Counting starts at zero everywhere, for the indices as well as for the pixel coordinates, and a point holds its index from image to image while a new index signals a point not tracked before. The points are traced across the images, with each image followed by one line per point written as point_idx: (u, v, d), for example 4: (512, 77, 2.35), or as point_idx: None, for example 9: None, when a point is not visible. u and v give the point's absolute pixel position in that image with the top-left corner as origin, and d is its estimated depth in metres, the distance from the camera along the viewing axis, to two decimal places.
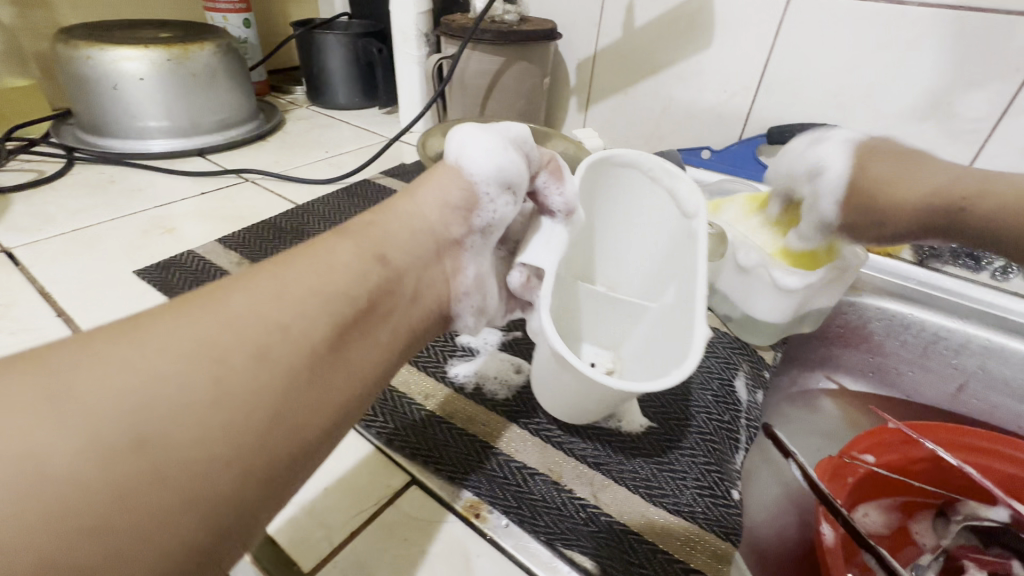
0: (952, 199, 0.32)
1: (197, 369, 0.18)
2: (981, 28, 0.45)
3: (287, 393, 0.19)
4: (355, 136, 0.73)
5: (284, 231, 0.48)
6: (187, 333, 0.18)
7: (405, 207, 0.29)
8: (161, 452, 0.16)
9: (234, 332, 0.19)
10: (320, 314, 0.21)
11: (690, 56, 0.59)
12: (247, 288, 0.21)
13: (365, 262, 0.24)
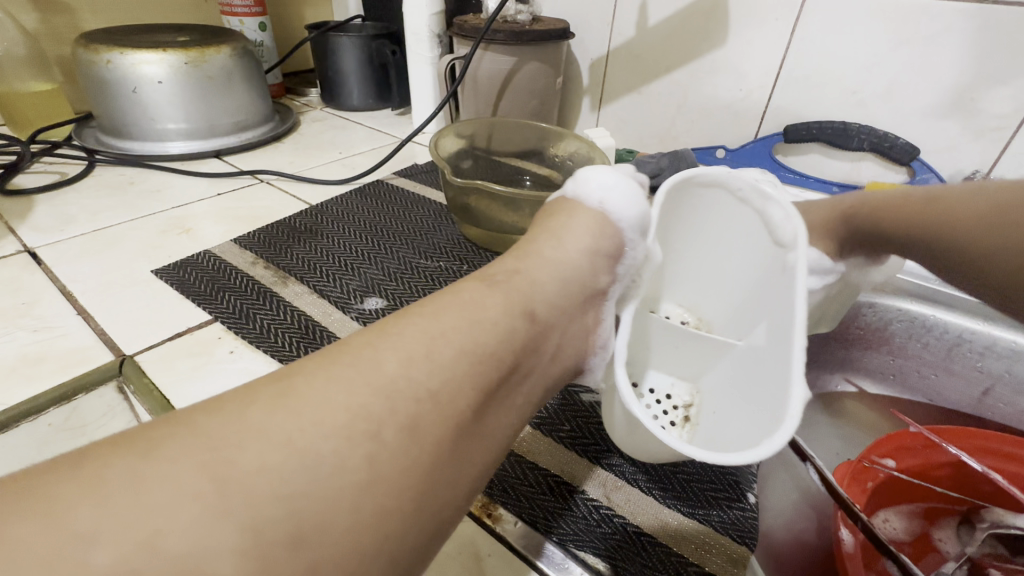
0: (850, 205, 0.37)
1: (351, 445, 0.17)
2: (1006, 22, 0.43)
3: (432, 470, 0.18)
4: (369, 137, 0.74)
5: (298, 231, 0.49)
6: (341, 402, 0.18)
7: (555, 255, 0.28)
8: (315, 544, 0.15)
9: (386, 400, 0.18)
10: (464, 379, 0.20)
11: (705, 53, 0.59)
12: (395, 347, 0.20)
13: (514, 315, 0.24)
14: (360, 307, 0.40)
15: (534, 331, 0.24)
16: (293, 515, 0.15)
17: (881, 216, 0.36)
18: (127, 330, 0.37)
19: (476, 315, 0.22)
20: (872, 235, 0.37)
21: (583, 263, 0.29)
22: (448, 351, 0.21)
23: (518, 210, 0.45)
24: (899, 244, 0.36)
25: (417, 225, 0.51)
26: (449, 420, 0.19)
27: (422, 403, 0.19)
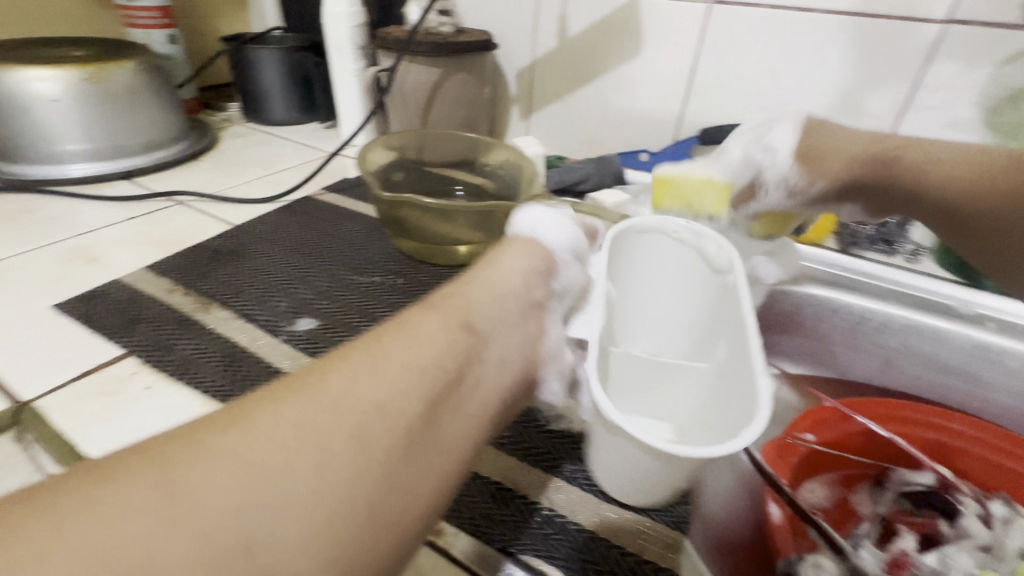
0: (879, 154, 0.38)
1: (304, 453, 0.17)
2: (878, 32, 0.49)
3: (386, 475, 0.19)
4: (296, 152, 0.71)
5: (220, 254, 0.46)
6: (291, 417, 0.18)
7: (489, 275, 0.30)
8: (272, 552, 0.15)
9: (337, 411, 0.19)
10: (412, 390, 0.21)
11: (623, 62, 0.62)
12: (344, 366, 0.21)
13: (450, 330, 0.24)
14: (291, 329, 0.39)
15: (469, 340, 0.25)
16: (241, 525, 0.15)
17: (899, 174, 0.38)
18: (25, 373, 0.34)
19: (414, 338, 0.23)
20: (879, 194, 0.39)
21: (520, 283, 0.30)
22: (398, 362, 0.21)
23: (453, 220, 0.46)
24: (904, 204, 0.39)
25: (347, 240, 0.50)
26: (400, 427, 0.20)
27: (373, 411, 0.19)
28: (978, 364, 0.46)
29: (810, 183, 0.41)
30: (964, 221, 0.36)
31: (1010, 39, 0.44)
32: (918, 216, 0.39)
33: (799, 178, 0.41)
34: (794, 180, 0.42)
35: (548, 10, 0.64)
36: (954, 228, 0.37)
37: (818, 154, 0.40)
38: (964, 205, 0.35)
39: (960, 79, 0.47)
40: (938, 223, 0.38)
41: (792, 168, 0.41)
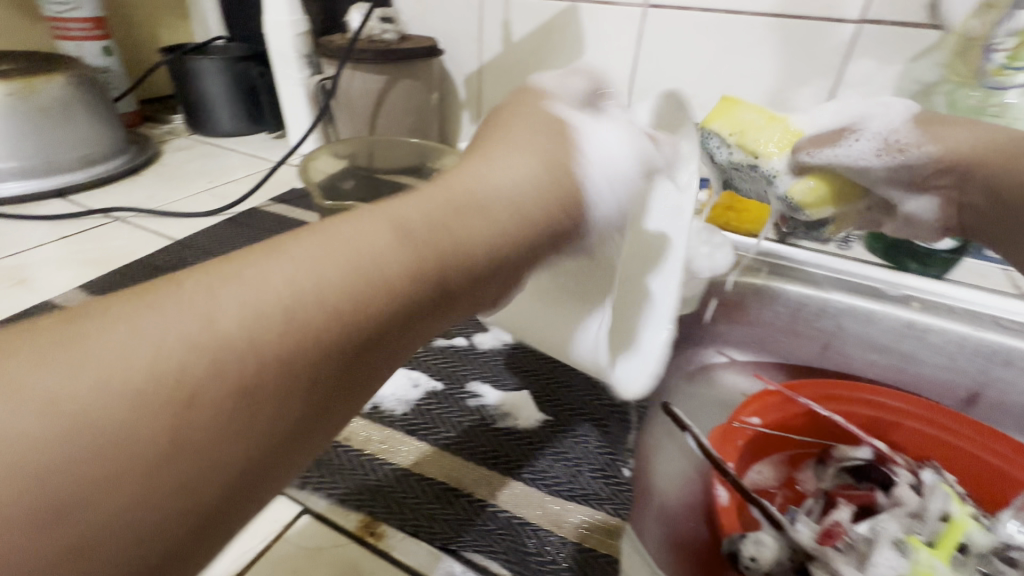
0: (1012, 151, 0.33)
1: (148, 403, 0.14)
2: (801, 33, 0.51)
3: (262, 435, 0.15)
4: (243, 163, 0.70)
5: (160, 270, 0.45)
6: (144, 351, 0.14)
7: (506, 152, 0.25)
8: (94, 520, 0.13)
9: (209, 351, 0.15)
10: (320, 333, 0.16)
11: (567, 65, 0.63)
12: (238, 286, 0.16)
13: (404, 246, 0.19)
14: None
15: (415, 268, 0.19)
16: (60, 475, 0.13)
17: (1000, 166, 0.33)
18: None
19: (352, 257, 0.18)
20: (961, 179, 0.35)
21: (511, 196, 0.24)
22: (313, 288, 0.17)
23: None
24: (987, 196, 0.34)
25: None
26: (296, 378, 0.16)
27: (256, 360, 0.15)
28: (906, 341, 0.49)
29: (917, 144, 0.35)
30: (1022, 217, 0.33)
31: (917, 37, 0.47)
32: (981, 206, 0.35)
33: (904, 138, 0.36)
34: (898, 140, 0.35)
35: (492, 16, 0.64)
36: (993, 218, 0.34)
37: (947, 126, 0.35)
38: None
39: (877, 75, 0.50)
40: (990, 215, 0.35)
41: (880, 143, 0.35)
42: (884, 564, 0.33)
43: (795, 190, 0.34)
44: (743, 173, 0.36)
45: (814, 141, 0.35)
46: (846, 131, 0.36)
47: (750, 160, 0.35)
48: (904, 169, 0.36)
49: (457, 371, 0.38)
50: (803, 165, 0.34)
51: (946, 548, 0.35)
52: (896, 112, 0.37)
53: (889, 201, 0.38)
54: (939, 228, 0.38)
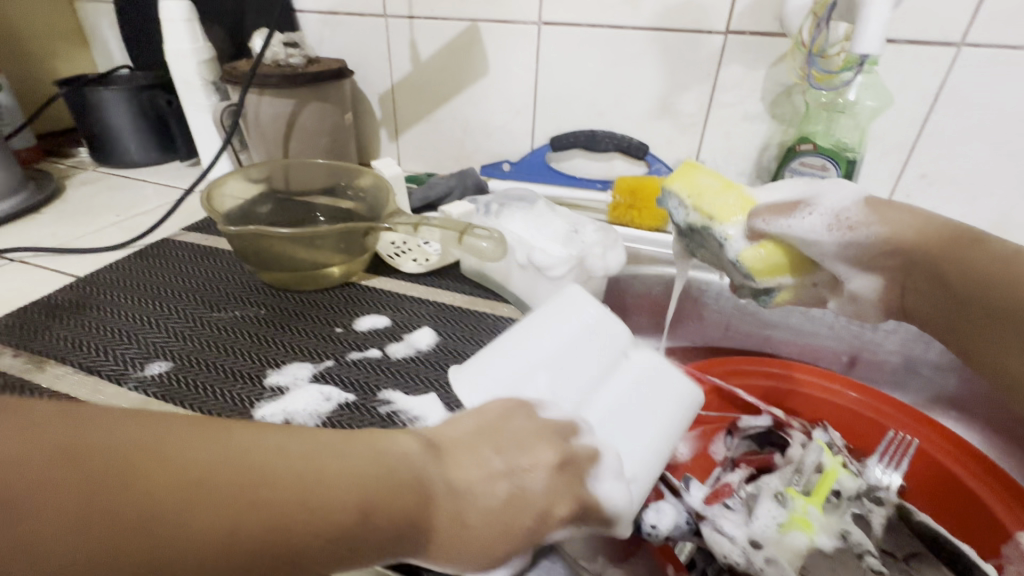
0: (952, 238, 0.34)
1: (173, 546, 0.16)
2: (678, 44, 0.56)
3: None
4: (155, 193, 0.68)
5: (61, 308, 0.44)
6: (195, 504, 0.17)
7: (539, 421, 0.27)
8: None
9: (244, 511, 0.17)
10: (337, 530, 0.19)
11: (474, 82, 0.66)
12: (289, 455, 0.19)
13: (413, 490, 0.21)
14: (140, 375, 0.38)
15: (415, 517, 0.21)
16: (98, 532, 0.15)
17: (954, 254, 0.33)
18: None
19: (392, 475, 0.21)
20: (904, 269, 0.35)
21: (543, 461, 0.25)
22: (346, 511, 0.19)
23: (321, 245, 0.47)
24: (934, 284, 0.34)
25: (207, 278, 0.50)
26: (285, 560, 0.18)
27: (277, 530, 0.17)
28: (791, 316, 0.54)
29: (866, 223, 0.35)
30: (986, 309, 0.32)
31: (773, 44, 0.53)
32: (933, 299, 0.35)
33: (851, 214, 0.36)
34: (849, 219, 0.35)
35: (397, 36, 0.66)
36: (958, 303, 0.33)
37: (893, 219, 0.35)
38: (1007, 298, 0.31)
39: (746, 79, 0.55)
40: (938, 299, 0.34)
41: (835, 219, 0.35)
42: (765, 516, 0.37)
43: (745, 256, 0.35)
44: (698, 233, 0.37)
45: (788, 213, 0.35)
46: (801, 204, 0.35)
47: (704, 221, 0.36)
48: (870, 253, 0.36)
49: (367, 380, 0.39)
50: (758, 231, 0.35)
51: (820, 495, 0.39)
52: (847, 195, 0.36)
53: (838, 278, 0.37)
54: (881, 307, 0.38)
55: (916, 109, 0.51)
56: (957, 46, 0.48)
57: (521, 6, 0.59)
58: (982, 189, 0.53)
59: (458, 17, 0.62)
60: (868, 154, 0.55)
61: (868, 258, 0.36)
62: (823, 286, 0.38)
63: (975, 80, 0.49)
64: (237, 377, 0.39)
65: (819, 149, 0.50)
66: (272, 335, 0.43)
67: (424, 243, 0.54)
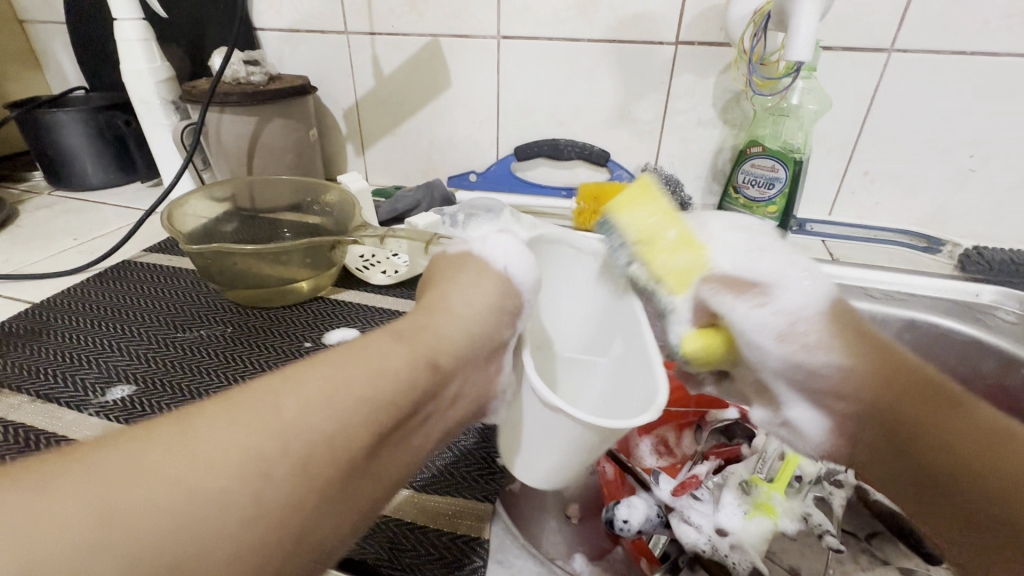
0: (922, 386, 0.26)
1: (265, 451, 0.18)
2: (632, 54, 0.58)
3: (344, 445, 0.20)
4: (114, 214, 0.67)
5: (16, 336, 0.43)
6: (252, 426, 0.19)
7: (457, 290, 0.30)
8: (227, 531, 0.17)
9: (296, 406, 0.20)
10: (371, 379, 0.22)
11: (437, 95, 0.67)
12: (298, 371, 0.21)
13: (417, 366, 0.24)
14: (103, 401, 0.37)
15: (434, 380, 0.24)
16: (191, 474, 0.17)
17: (928, 418, 0.25)
18: None
19: (369, 346, 0.23)
20: (869, 421, 0.28)
21: (478, 296, 0.30)
22: (373, 376, 0.22)
23: (288, 261, 0.47)
24: (893, 442, 0.27)
25: (170, 298, 0.49)
26: (357, 412, 0.21)
27: (328, 404, 0.20)
28: None
29: (826, 345, 0.28)
30: (948, 499, 0.25)
31: (720, 54, 0.56)
32: (883, 450, 0.28)
33: (809, 328, 0.29)
34: (804, 330, 0.29)
35: (359, 52, 0.67)
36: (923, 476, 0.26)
37: (863, 350, 0.28)
38: (978, 498, 0.24)
39: (697, 87, 0.58)
40: (895, 464, 0.27)
41: (790, 325, 0.29)
42: (731, 505, 0.38)
43: (682, 339, 0.31)
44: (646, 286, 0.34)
45: (737, 302, 0.30)
46: (750, 291, 0.30)
47: (648, 280, 0.34)
48: (816, 380, 0.29)
49: None
50: (704, 305, 0.31)
51: (782, 481, 0.40)
52: (813, 292, 0.29)
53: (775, 398, 0.32)
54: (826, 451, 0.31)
55: (855, 111, 0.55)
56: (887, 52, 0.51)
57: (479, 21, 0.61)
58: (919, 184, 0.57)
59: (418, 33, 0.63)
60: (814, 154, 0.58)
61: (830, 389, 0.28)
62: (756, 388, 0.33)
63: (906, 82, 0.52)
64: (203, 396, 0.38)
65: (768, 151, 0.53)
66: (240, 353, 0.43)
67: (393, 255, 0.52)
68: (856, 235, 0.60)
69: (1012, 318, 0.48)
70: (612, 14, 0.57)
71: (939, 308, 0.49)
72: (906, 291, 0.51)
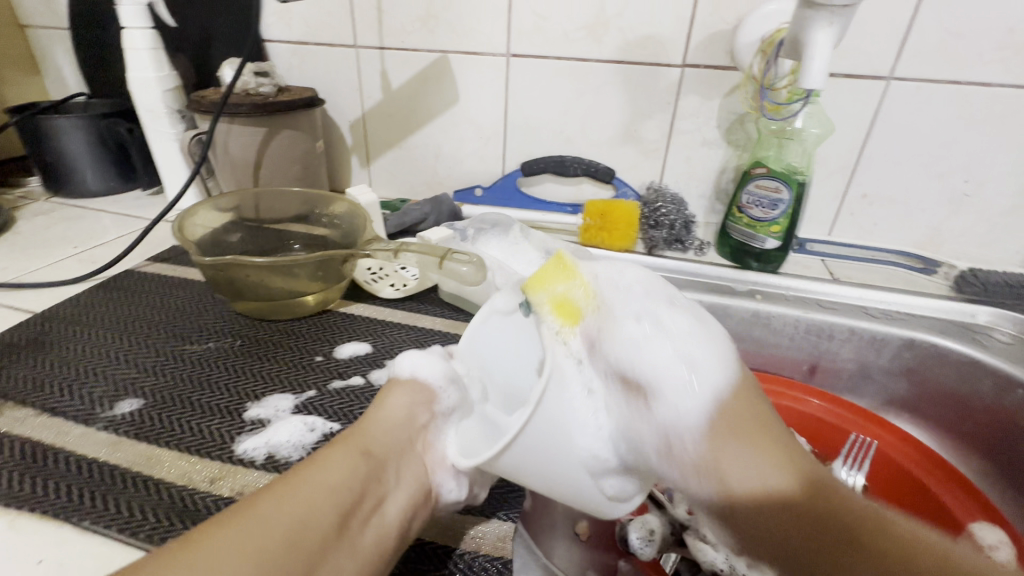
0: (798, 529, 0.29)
1: (243, 557, 0.22)
2: (640, 75, 0.59)
3: (312, 540, 0.24)
4: (114, 222, 0.66)
5: (19, 347, 0.42)
6: (230, 541, 0.23)
7: (374, 411, 0.32)
8: None
9: (266, 519, 0.24)
10: (324, 485, 0.27)
11: (445, 109, 0.67)
12: (267, 495, 0.25)
13: (354, 458, 0.29)
14: (109, 415, 0.36)
15: (371, 469, 0.29)
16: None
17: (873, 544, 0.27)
18: None
19: (317, 460, 0.28)
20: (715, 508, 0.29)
21: (395, 400, 0.33)
22: (323, 483, 0.27)
23: (298, 273, 0.46)
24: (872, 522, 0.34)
25: (174, 311, 0.48)
26: (314, 514, 0.25)
27: (290, 513, 0.24)
28: (757, 327, 0.54)
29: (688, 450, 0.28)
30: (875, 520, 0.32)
31: (725, 77, 0.57)
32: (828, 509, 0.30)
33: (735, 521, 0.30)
34: (682, 447, 0.28)
35: (368, 66, 0.67)
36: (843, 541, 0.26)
37: (738, 447, 0.28)
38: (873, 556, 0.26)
39: (702, 108, 0.59)
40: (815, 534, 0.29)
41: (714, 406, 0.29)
42: None
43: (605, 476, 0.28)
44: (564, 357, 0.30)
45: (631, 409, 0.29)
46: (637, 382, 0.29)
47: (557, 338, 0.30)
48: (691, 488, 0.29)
49: (352, 409, 0.39)
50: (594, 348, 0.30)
51: None
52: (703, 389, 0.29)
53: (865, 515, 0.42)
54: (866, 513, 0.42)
55: (854, 135, 0.56)
56: (886, 79, 0.53)
57: (489, 38, 0.62)
58: (915, 206, 0.58)
59: (428, 48, 0.64)
60: (815, 176, 0.60)
61: (676, 488, 0.29)
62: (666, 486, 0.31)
63: (904, 109, 0.54)
64: (214, 411, 0.37)
65: (772, 173, 0.54)
66: (249, 367, 0.42)
67: (401, 268, 0.54)
68: (854, 255, 0.61)
69: (1007, 338, 0.50)
70: (620, 36, 0.58)
71: (938, 327, 0.50)
72: (904, 311, 0.53)
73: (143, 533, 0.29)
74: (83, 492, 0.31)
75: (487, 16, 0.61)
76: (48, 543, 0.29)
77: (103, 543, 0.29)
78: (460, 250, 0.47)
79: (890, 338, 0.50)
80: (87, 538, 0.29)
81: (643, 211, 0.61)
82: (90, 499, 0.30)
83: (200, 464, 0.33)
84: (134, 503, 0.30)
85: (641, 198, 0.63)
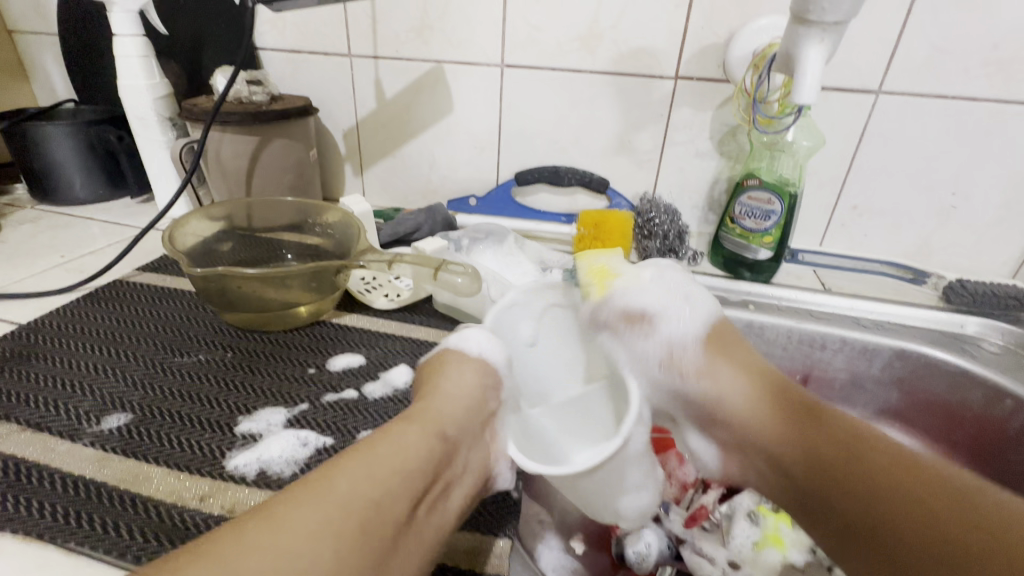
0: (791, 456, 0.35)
1: (333, 526, 0.24)
2: (633, 87, 0.60)
3: (387, 519, 0.26)
4: (103, 230, 0.65)
5: (4, 359, 0.41)
6: (318, 515, 0.24)
7: (445, 389, 0.35)
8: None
9: (348, 498, 0.25)
10: (401, 465, 0.28)
11: (439, 118, 0.67)
12: (349, 469, 0.27)
13: (430, 437, 0.31)
14: (98, 430, 0.36)
15: (444, 450, 0.31)
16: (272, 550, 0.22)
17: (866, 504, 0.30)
18: None
19: (398, 438, 0.30)
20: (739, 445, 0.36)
21: (466, 378, 0.35)
22: (400, 464, 0.28)
23: (292, 284, 0.46)
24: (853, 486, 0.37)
25: (165, 322, 0.48)
26: (391, 493, 0.27)
27: (372, 491, 0.26)
28: (749, 338, 0.54)
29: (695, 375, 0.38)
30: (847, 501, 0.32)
31: (718, 89, 0.58)
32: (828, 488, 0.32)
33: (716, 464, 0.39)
34: (680, 357, 0.39)
35: (362, 74, 0.67)
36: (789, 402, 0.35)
37: (724, 353, 0.38)
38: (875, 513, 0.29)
39: (694, 120, 0.60)
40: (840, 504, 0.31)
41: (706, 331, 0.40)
42: (740, 536, 0.40)
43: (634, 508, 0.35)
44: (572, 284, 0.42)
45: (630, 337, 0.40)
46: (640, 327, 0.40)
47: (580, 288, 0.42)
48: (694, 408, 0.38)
49: (345, 423, 0.38)
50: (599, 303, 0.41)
51: None
52: (695, 319, 0.40)
53: None
54: None
55: (845, 148, 0.57)
56: (876, 93, 0.54)
57: (483, 49, 0.62)
58: (905, 218, 0.59)
59: (423, 58, 0.64)
60: (806, 187, 0.60)
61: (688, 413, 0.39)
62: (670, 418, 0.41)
63: (892, 123, 0.55)
64: (205, 426, 0.37)
65: (764, 184, 0.54)
66: (241, 380, 0.42)
67: (395, 278, 0.55)
68: (846, 265, 0.62)
69: (996, 348, 0.51)
70: (613, 48, 0.59)
71: (928, 337, 0.51)
72: (893, 321, 0.53)
73: (130, 554, 0.28)
74: (70, 511, 0.30)
75: (481, 27, 0.61)
76: (31, 564, 0.28)
77: (89, 565, 0.28)
78: (455, 261, 0.48)
79: (881, 348, 0.51)
80: (73, 560, 0.28)
81: (637, 222, 0.61)
82: (75, 518, 0.30)
83: (191, 480, 0.33)
84: (120, 523, 0.30)
85: (635, 208, 0.64)
